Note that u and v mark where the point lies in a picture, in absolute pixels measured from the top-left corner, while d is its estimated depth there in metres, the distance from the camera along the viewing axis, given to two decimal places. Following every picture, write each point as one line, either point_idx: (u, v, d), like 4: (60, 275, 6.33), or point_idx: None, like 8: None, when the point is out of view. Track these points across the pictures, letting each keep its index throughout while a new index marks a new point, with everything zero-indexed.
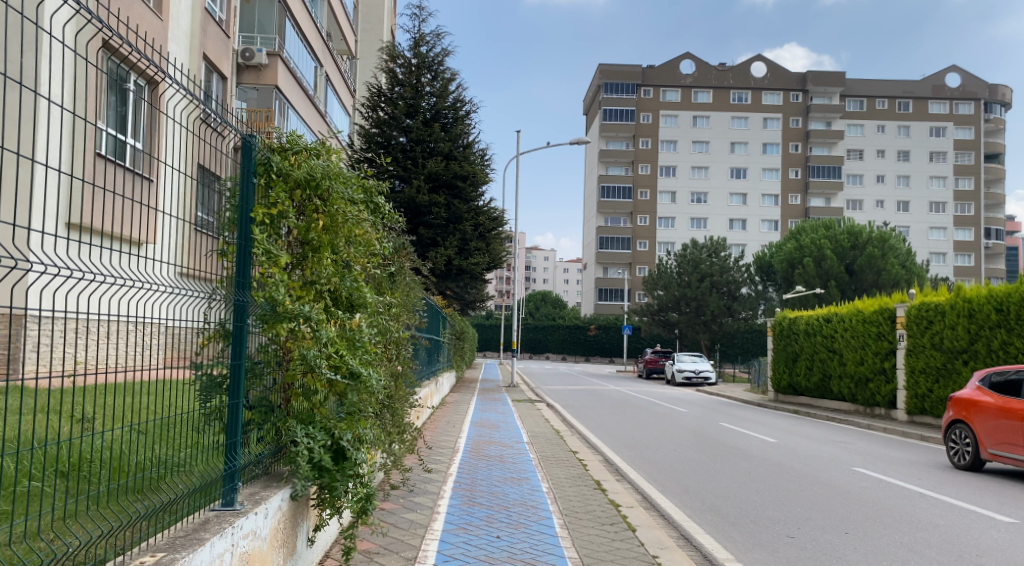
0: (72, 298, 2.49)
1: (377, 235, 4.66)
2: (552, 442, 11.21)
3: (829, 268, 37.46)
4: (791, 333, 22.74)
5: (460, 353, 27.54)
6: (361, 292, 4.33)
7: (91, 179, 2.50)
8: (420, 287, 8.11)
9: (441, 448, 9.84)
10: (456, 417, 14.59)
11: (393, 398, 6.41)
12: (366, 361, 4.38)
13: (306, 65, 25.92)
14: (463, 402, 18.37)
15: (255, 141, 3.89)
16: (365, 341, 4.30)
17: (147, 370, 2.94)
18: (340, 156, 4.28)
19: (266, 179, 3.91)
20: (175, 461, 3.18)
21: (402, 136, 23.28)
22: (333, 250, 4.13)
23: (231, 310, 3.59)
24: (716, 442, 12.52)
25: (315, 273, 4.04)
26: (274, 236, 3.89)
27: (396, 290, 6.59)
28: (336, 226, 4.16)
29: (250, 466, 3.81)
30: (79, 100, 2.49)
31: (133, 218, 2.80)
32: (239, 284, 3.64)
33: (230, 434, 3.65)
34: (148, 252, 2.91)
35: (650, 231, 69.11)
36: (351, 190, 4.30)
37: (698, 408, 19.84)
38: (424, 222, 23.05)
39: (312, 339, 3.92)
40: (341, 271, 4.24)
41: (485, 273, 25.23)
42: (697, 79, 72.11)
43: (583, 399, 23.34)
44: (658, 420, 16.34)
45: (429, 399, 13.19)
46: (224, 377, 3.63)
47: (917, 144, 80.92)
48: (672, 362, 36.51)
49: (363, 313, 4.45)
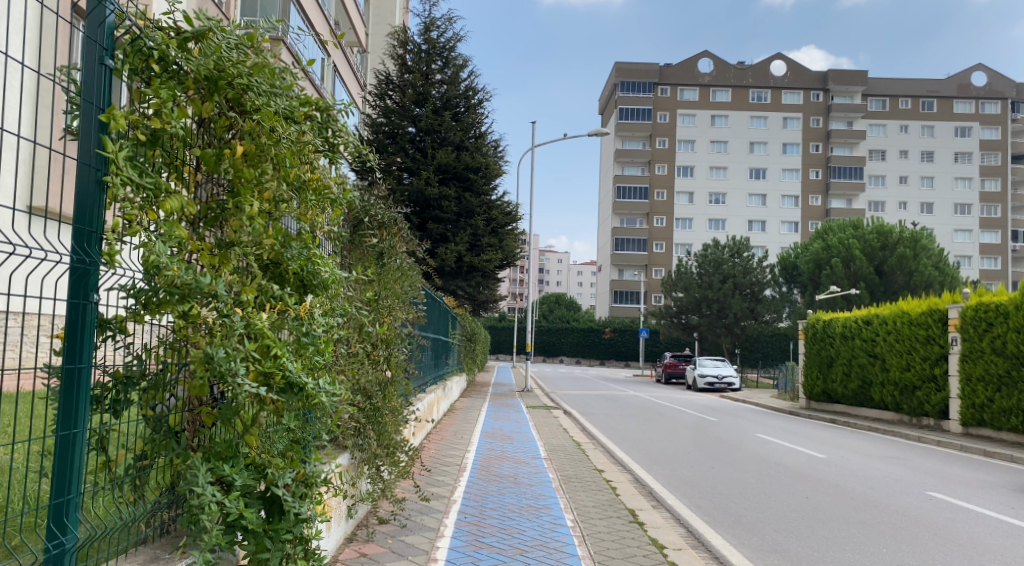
0: (47, 286, 2.16)
1: (325, 172, 3.23)
2: (573, 457, 9.86)
3: (859, 269, 35.74)
4: (826, 336, 21.21)
5: (471, 355, 26.26)
6: (317, 265, 2.96)
7: (54, 146, 2.14)
8: (420, 274, 6.77)
9: (445, 466, 8.46)
10: (466, 426, 13.19)
11: (377, 410, 5.11)
12: (320, 365, 2.93)
13: (313, 53, 24.67)
14: (474, 409, 17.04)
15: (111, 11, 2.39)
16: (316, 336, 2.83)
17: (117, 361, 2.53)
18: (268, 48, 2.78)
19: (143, 75, 2.47)
20: (110, 481, 2.53)
21: (410, 125, 22.00)
22: (257, 189, 2.69)
23: (67, 279, 2.24)
24: (757, 458, 11.09)
25: (238, 232, 2.65)
26: (162, 166, 2.47)
27: (378, 278, 5.35)
28: (272, 163, 2.76)
29: (115, 533, 2.55)
30: (31, 50, 2.07)
31: (72, 177, 2.25)
32: (81, 231, 2.29)
33: (65, 486, 2.31)
34: (59, 222, 2.23)
35: (667, 233, 67.62)
36: (291, 103, 2.82)
37: (727, 417, 18.43)
38: (433, 217, 21.73)
39: (226, 334, 2.42)
40: (273, 225, 2.78)
41: (498, 271, 23.90)
42: (715, 78, 70.64)
43: (601, 405, 21.91)
44: (687, 431, 14.91)
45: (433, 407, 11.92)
46: (51, 395, 2.28)
47: (942, 143, 78.75)
48: (692, 367, 35.02)
49: (318, 298, 3.08)
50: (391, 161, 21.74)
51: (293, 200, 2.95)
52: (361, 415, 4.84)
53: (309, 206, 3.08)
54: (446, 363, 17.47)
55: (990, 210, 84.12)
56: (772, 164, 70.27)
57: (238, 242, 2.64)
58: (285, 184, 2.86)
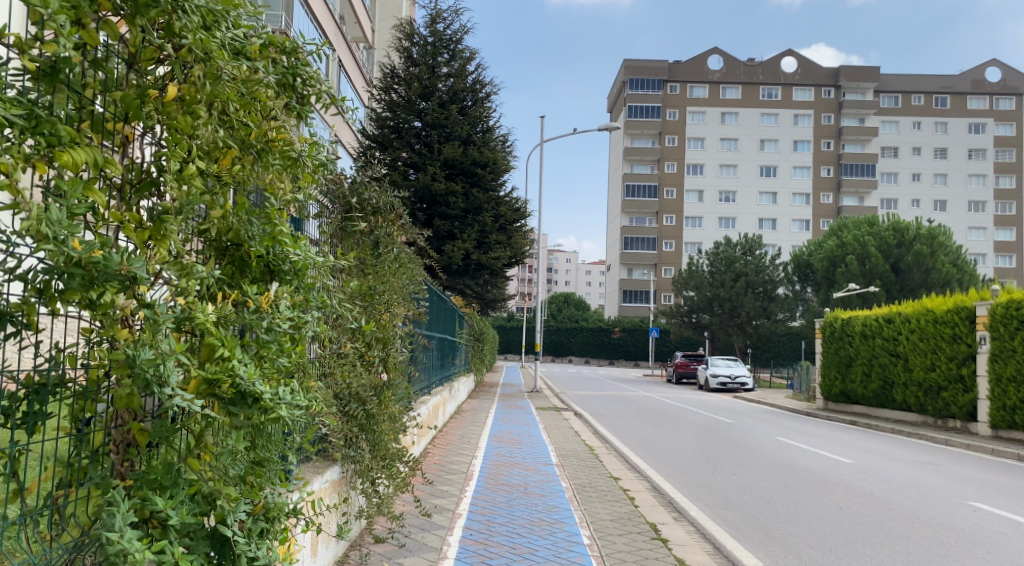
0: None
1: (291, 132, 2.66)
2: (587, 463, 9.30)
3: (874, 267, 34.89)
4: (845, 335, 20.52)
5: (479, 355, 25.74)
6: (278, 245, 2.42)
7: None
8: (422, 266, 6.20)
9: (450, 475, 7.89)
10: (473, 429, 12.62)
11: (370, 418, 4.57)
12: (285, 369, 2.37)
13: (318, 48, 24.17)
14: (481, 410, 16.49)
15: None
16: (277, 333, 2.28)
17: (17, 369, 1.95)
18: None
19: None
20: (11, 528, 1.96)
21: (415, 120, 21.47)
22: (196, 147, 2.12)
23: None
24: (780, 462, 10.50)
25: (175, 201, 2.08)
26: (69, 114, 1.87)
27: (368, 270, 4.80)
28: (213, 114, 2.20)
29: None
30: None
31: None
32: None
33: None
34: None
35: (676, 231, 66.94)
36: (241, 37, 2.25)
37: (744, 418, 17.83)
38: (440, 213, 21.18)
39: (153, 334, 1.84)
40: (216, 193, 2.21)
41: (506, 269, 23.35)
42: (725, 74, 69.88)
43: (613, 406, 21.31)
44: (703, 433, 14.33)
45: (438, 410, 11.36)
46: None
47: (957, 140, 77.65)
48: (704, 367, 34.39)
49: (283, 285, 2.52)
50: (396, 157, 21.22)
51: (246, 160, 2.38)
52: (349, 425, 4.31)
53: (270, 171, 2.53)
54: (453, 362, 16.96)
55: (1006, 207, 82.90)
56: (783, 162, 69.44)
57: (172, 213, 2.08)
58: (232, 143, 2.30)
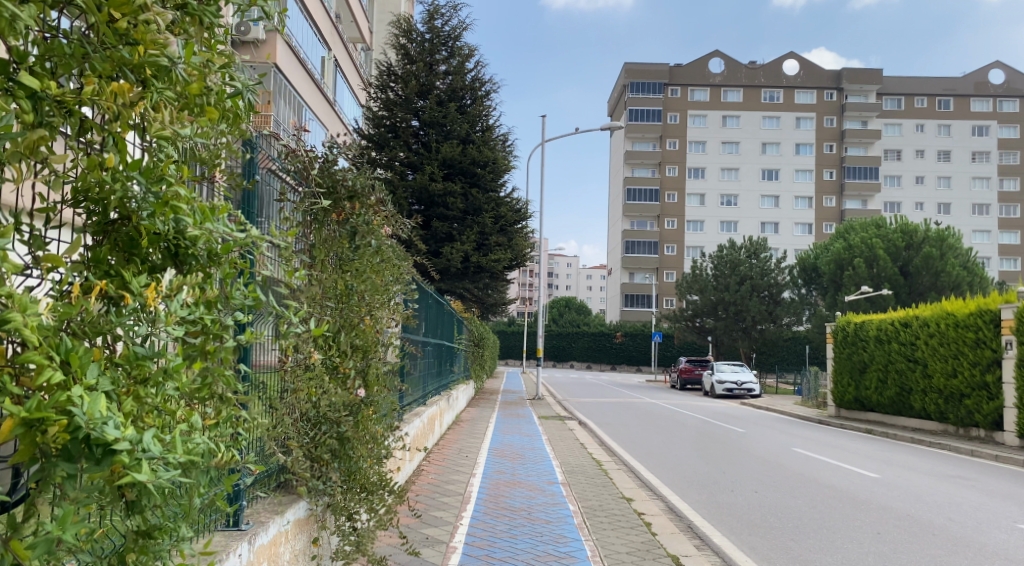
0: None
1: (191, 58, 1.92)
2: (595, 482, 8.54)
3: (883, 269, 34.07)
4: (858, 340, 19.76)
5: (479, 361, 25.02)
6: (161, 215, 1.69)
7: None
8: (409, 264, 5.46)
9: (444, 498, 7.15)
10: (472, 441, 11.84)
11: (344, 444, 3.81)
12: (167, 393, 1.64)
13: (313, 48, 23.47)
14: (481, 419, 15.74)
15: None
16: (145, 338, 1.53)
17: None
18: None
19: None
20: None
21: (413, 118, 20.77)
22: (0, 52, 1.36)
23: None
24: (803, 478, 9.74)
25: None
26: None
27: (336, 264, 4.05)
28: (43, 3, 1.49)
29: None
30: None
31: None
32: None
33: None
34: None
35: (679, 235, 66.26)
36: None
37: (755, 426, 17.06)
38: (438, 214, 20.47)
39: None
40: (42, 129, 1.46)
41: (507, 272, 22.61)
42: (727, 78, 69.27)
43: (618, 413, 20.52)
44: (714, 444, 13.59)
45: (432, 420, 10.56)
46: None
47: (960, 142, 77.00)
48: (709, 373, 33.67)
49: (172, 275, 1.79)
50: (393, 156, 20.55)
51: (127, 87, 1.67)
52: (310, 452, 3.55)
53: (163, 107, 1.81)
54: (451, 369, 16.21)
55: (1010, 210, 82.16)
56: (786, 165, 68.77)
57: None
58: (95, 63, 1.58)
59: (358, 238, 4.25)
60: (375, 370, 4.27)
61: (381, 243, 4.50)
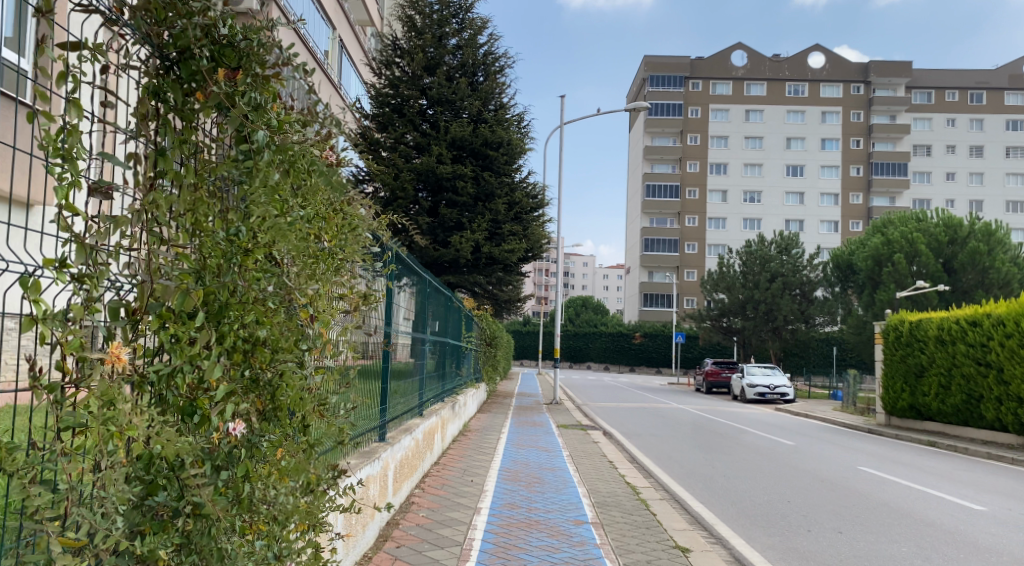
0: None
1: None
2: (637, 526, 6.55)
3: (925, 265, 31.70)
4: (915, 341, 17.70)
5: (494, 362, 23.19)
6: None
7: None
8: (365, 221, 3.72)
9: (435, 553, 5.18)
10: (480, 458, 9.96)
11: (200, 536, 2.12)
12: None
13: (318, 27, 21.91)
14: (492, 429, 13.88)
15: None
16: None
17: None
18: None
19: None
20: None
21: (419, 96, 19.05)
22: None
23: None
24: (891, 513, 7.84)
25: None
26: None
27: (208, 195, 2.36)
28: None
29: None
30: None
31: None
32: None
33: None
34: None
35: (699, 232, 64.12)
36: None
37: (804, 438, 15.04)
38: (447, 199, 18.69)
39: None
40: None
41: (522, 265, 20.74)
42: (749, 71, 67.04)
43: (642, 420, 18.63)
44: (762, 462, 11.73)
45: (429, 433, 8.71)
46: None
47: (993, 137, 74.20)
48: (738, 375, 31.73)
49: None
50: (399, 137, 18.85)
51: None
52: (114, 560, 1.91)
53: None
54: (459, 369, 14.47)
55: None
56: (810, 160, 66.51)
57: None
58: None
59: (248, 139, 2.44)
60: (283, 377, 2.55)
61: (300, 161, 2.75)
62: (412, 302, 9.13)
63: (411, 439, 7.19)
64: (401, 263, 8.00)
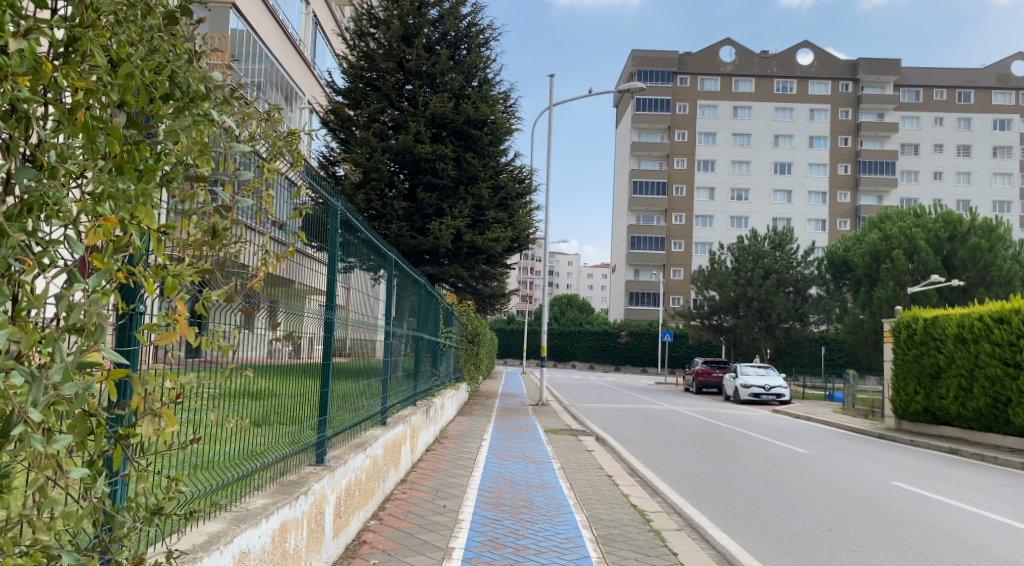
0: None
1: None
2: None
3: (925, 262, 30.48)
4: (931, 339, 16.46)
5: (476, 360, 21.64)
6: None
7: None
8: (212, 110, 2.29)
9: None
10: (459, 473, 8.44)
11: None
12: None
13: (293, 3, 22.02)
14: (473, 435, 12.38)
15: None
16: None
17: None
18: None
19: None
20: None
21: (396, 69, 17.50)
22: None
23: None
24: (960, 552, 6.43)
25: None
26: None
27: None
28: None
29: None
30: None
31: None
32: None
33: None
34: None
35: (686, 230, 62.86)
36: None
37: (820, 446, 13.60)
38: (425, 182, 17.10)
39: None
40: None
41: (507, 257, 19.16)
42: (738, 67, 66.03)
43: (639, 424, 17.17)
44: (777, 475, 10.37)
45: (393, 443, 7.16)
46: None
47: (980, 137, 73.74)
48: (731, 375, 30.44)
49: None
50: (372, 114, 17.32)
51: None
52: None
53: None
54: (436, 363, 13.08)
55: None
56: (799, 158, 65.60)
57: None
58: None
59: None
60: None
61: None
62: (373, 286, 7.81)
63: (368, 458, 5.79)
64: (353, 233, 6.75)
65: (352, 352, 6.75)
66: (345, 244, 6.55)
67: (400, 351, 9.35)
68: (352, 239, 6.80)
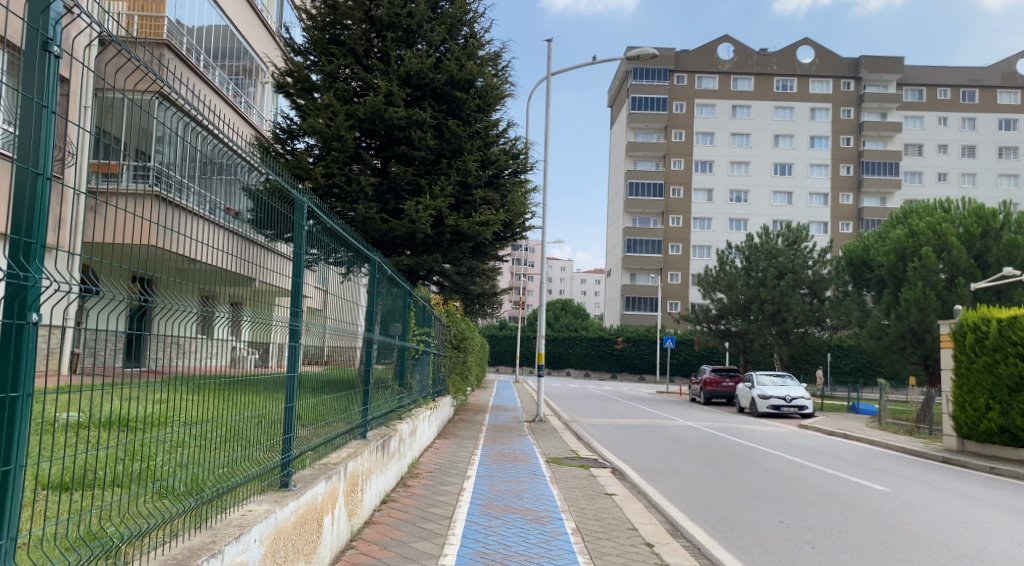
0: None
1: None
2: None
3: (956, 260, 27.61)
4: (1008, 344, 13.64)
5: (464, 369, 18.72)
6: None
7: None
8: None
9: None
10: (421, 553, 5.42)
11: None
12: None
13: None
14: (454, 468, 9.47)
15: None
16: None
17: None
18: None
19: None
20: None
21: (363, 19, 14.63)
22: None
23: None
24: None
25: None
26: None
27: None
28: None
29: None
30: None
31: None
32: None
33: None
34: None
35: (685, 233, 60.25)
36: None
37: (898, 479, 10.70)
38: (399, 154, 14.21)
39: None
40: None
41: (496, 247, 16.23)
42: (736, 65, 63.46)
43: (657, 443, 14.43)
44: (876, 535, 7.43)
45: (308, 499, 4.35)
46: None
47: (984, 137, 71.37)
48: (745, 385, 27.73)
49: None
50: (335, 72, 14.40)
51: None
52: None
53: None
54: (408, 377, 10.11)
55: None
56: (799, 160, 63.15)
57: None
58: None
59: None
60: None
61: None
62: (319, 275, 6.00)
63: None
64: (268, 197, 4.65)
65: (322, 363, 5.93)
66: (264, 213, 4.56)
67: (347, 354, 6.78)
68: (266, 203, 4.63)
